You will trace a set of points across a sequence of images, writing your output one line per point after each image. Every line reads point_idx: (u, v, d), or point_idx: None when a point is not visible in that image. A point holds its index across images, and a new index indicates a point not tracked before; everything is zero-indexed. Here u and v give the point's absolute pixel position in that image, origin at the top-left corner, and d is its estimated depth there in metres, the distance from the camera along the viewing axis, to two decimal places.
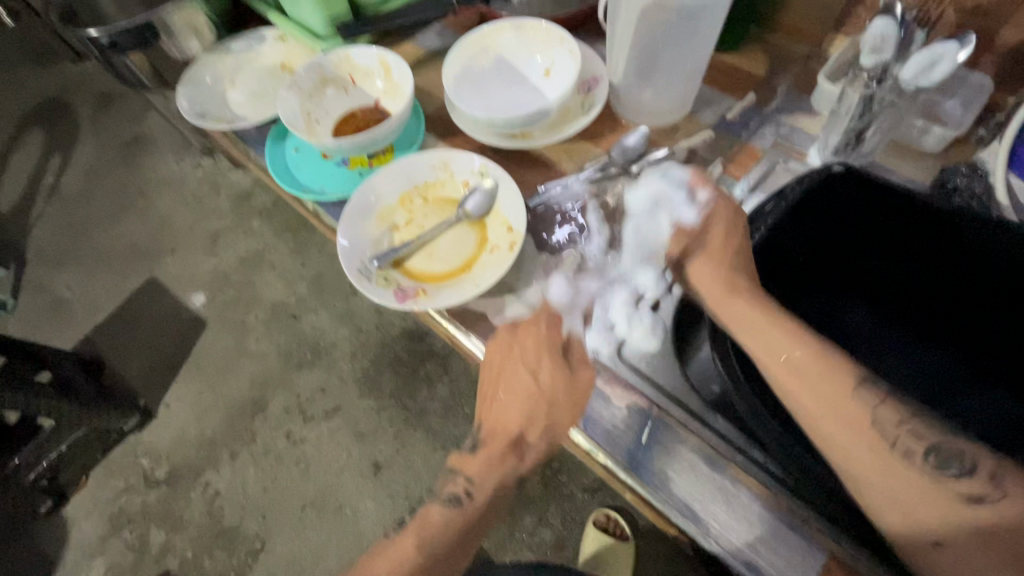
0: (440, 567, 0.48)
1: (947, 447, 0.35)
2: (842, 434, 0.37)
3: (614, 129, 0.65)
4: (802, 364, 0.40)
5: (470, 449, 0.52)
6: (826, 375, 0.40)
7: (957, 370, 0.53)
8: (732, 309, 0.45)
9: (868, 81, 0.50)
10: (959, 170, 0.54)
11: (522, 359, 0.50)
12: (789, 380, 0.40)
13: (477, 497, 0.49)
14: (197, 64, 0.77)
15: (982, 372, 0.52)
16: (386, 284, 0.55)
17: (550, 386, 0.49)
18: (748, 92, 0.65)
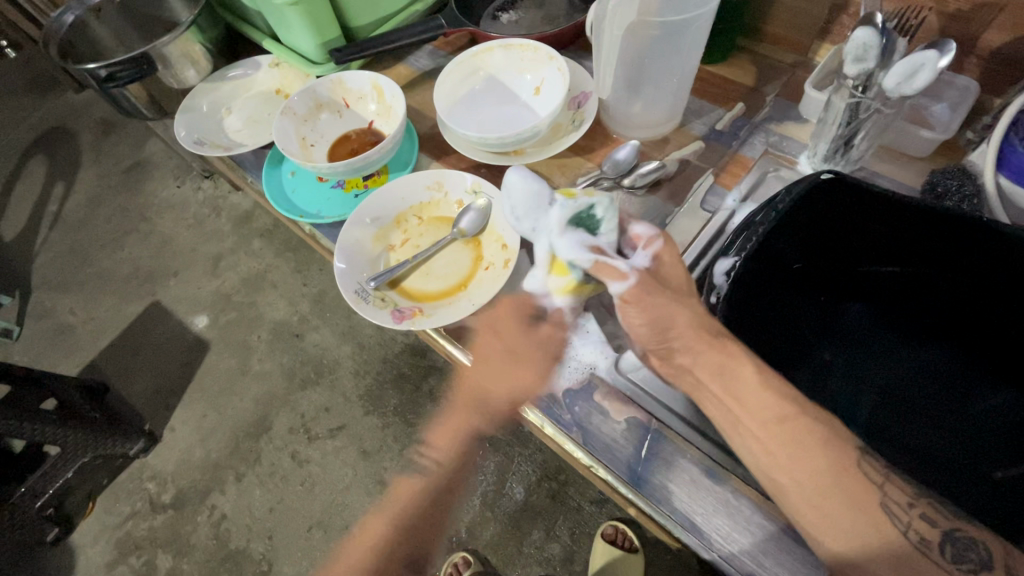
0: None
1: (955, 532, 0.37)
2: (842, 514, 0.38)
3: (606, 143, 0.65)
4: (792, 432, 0.41)
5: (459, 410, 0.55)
6: (819, 445, 0.40)
7: (964, 370, 0.52)
8: (709, 365, 0.44)
9: (854, 89, 0.51)
10: (948, 174, 0.54)
11: (494, 328, 0.55)
12: (771, 443, 0.41)
13: None
14: (194, 93, 0.78)
15: (987, 372, 0.52)
16: (383, 304, 0.55)
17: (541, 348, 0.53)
18: (736, 102, 0.66)
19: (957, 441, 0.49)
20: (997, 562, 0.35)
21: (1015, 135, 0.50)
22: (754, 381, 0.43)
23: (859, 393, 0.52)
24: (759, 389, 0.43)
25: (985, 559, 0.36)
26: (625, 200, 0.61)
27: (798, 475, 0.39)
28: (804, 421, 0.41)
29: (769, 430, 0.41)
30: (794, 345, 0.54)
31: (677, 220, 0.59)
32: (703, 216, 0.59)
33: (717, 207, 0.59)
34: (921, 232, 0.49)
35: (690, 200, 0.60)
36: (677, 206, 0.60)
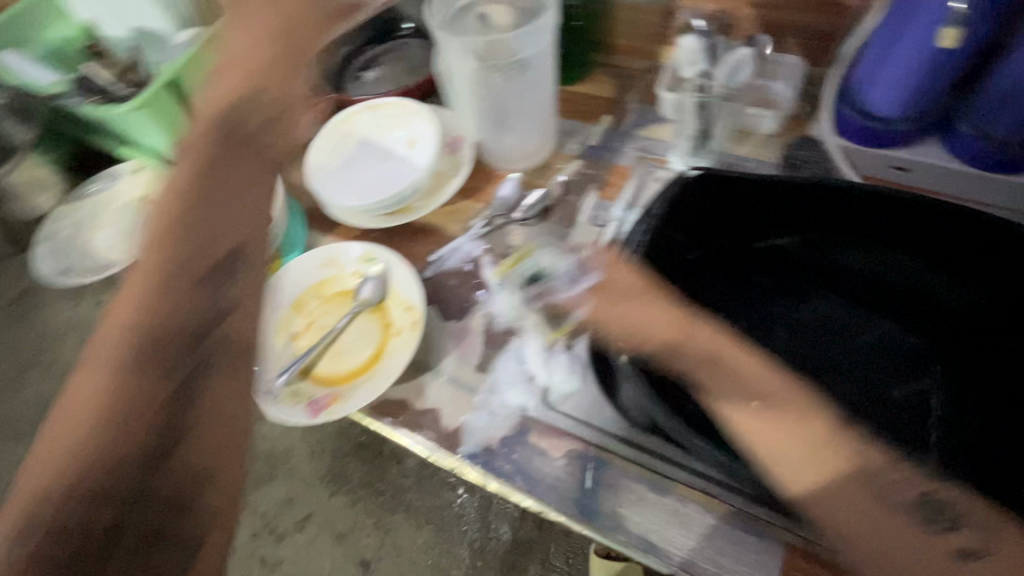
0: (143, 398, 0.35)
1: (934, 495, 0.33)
2: (821, 466, 0.34)
3: (490, 180, 0.66)
4: (779, 402, 0.37)
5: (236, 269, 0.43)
6: (799, 414, 0.36)
7: (861, 312, 0.53)
8: (693, 353, 0.39)
9: (697, 89, 0.55)
10: (798, 146, 0.60)
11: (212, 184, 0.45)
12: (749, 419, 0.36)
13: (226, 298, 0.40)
14: (55, 217, 0.74)
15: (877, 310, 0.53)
16: (296, 399, 0.53)
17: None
18: (602, 115, 0.69)
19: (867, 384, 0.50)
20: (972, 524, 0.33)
21: (846, 104, 0.54)
22: (732, 352, 0.39)
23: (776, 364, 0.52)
24: (752, 365, 0.38)
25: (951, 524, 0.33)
26: (519, 232, 0.62)
27: (783, 423, 0.36)
28: (779, 387, 0.37)
29: (767, 413, 0.36)
30: None
31: (571, 240, 0.60)
32: (594, 231, 0.61)
33: (606, 220, 0.61)
34: (792, 197, 0.53)
35: (580, 220, 0.61)
36: (570, 228, 0.61)
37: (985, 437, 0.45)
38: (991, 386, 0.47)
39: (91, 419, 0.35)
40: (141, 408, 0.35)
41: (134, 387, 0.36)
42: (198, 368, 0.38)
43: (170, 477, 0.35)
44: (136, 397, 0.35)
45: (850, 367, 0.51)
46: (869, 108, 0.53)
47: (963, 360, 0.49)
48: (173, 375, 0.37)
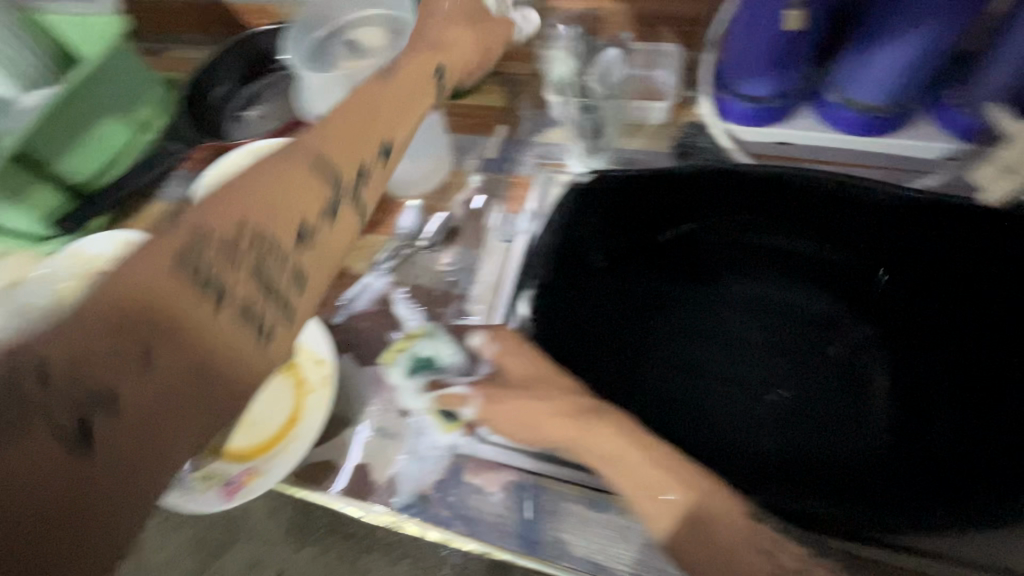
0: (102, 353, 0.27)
1: None
2: (702, 556, 0.36)
3: (391, 210, 0.63)
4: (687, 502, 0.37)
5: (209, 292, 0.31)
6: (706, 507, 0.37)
7: (784, 288, 0.56)
8: (603, 445, 0.40)
9: (571, 93, 0.57)
10: (688, 131, 0.60)
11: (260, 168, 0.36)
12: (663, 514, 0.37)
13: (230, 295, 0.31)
14: None
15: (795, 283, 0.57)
16: (208, 483, 0.48)
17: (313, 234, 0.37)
18: (498, 125, 0.67)
19: (799, 360, 0.54)
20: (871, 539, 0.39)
21: (723, 89, 0.55)
22: (635, 454, 0.39)
23: (710, 354, 0.55)
24: (655, 465, 0.38)
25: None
26: (427, 262, 0.60)
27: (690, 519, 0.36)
28: (679, 478, 0.37)
29: (656, 504, 0.37)
30: (634, 331, 0.55)
31: (481, 263, 0.59)
32: (502, 246, 0.59)
33: (513, 233, 0.59)
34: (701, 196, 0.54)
35: (487, 238, 0.60)
36: (478, 249, 0.59)
37: (898, 393, 0.51)
38: (901, 347, 0.53)
39: (143, 369, 0.28)
40: (75, 377, 0.27)
41: (91, 344, 0.27)
42: (208, 340, 0.30)
43: (113, 477, 0.27)
44: (107, 362, 0.27)
45: (781, 344, 0.55)
46: (744, 93, 0.54)
47: (878, 322, 0.54)
48: (40, 428, 0.26)
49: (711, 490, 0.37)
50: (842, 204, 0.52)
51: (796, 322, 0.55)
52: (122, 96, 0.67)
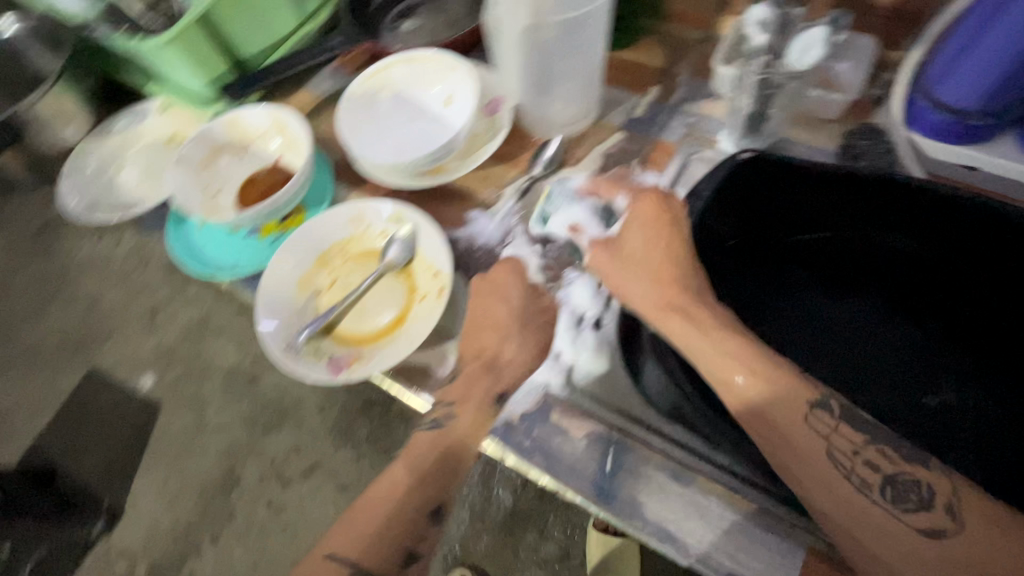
0: (430, 485, 0.51)
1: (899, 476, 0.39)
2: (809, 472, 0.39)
3: (526, 147, 0.63)
4: (764, 386, 0.42)
5: (446, 377, 0.52)
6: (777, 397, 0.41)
7: (898, 320, 0.54)
8: (678, 328, 0.46)
9: (759, 67, 0.51)
10: (860, 134, 0.56)
11: (495, 293, 0.53)
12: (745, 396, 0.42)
13: (461, 416, 0.51)
14: (79, 151, 0.72)
15: (911, 317, 0.54)
16: (317, 356, 0.52)
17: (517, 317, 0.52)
18: (651, 87, 0.65)
19: (895, 394, 0.51)
20: (938, 504, 0.37)
21: (920, 93, 0.50)
22: (717, 335, 0.45)
23: (804, 359, 0.54)
24: (737, 346, 0.44)
25: (925, 499, 0.38)
26: None
27: (771, 405, 0.41)
28: (751, 364, 0.43)
29: (752, 392, 0.42)
30: (734, 319, 0.55)
31: None
32: None
33: None
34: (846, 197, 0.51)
35: None
36: None
37: (987, 450, 0.48)
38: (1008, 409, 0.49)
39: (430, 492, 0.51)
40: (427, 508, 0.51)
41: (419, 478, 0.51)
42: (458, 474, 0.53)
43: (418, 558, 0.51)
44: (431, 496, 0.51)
45: (880, 373, 0.52)
46: (947, 102, 0.48)
47: (991, 384, 0.50)
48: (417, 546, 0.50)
49: (775, 378, 0.42)
50: (997, 247, 0.47)
51: (905, 356, 0.53)
52: None
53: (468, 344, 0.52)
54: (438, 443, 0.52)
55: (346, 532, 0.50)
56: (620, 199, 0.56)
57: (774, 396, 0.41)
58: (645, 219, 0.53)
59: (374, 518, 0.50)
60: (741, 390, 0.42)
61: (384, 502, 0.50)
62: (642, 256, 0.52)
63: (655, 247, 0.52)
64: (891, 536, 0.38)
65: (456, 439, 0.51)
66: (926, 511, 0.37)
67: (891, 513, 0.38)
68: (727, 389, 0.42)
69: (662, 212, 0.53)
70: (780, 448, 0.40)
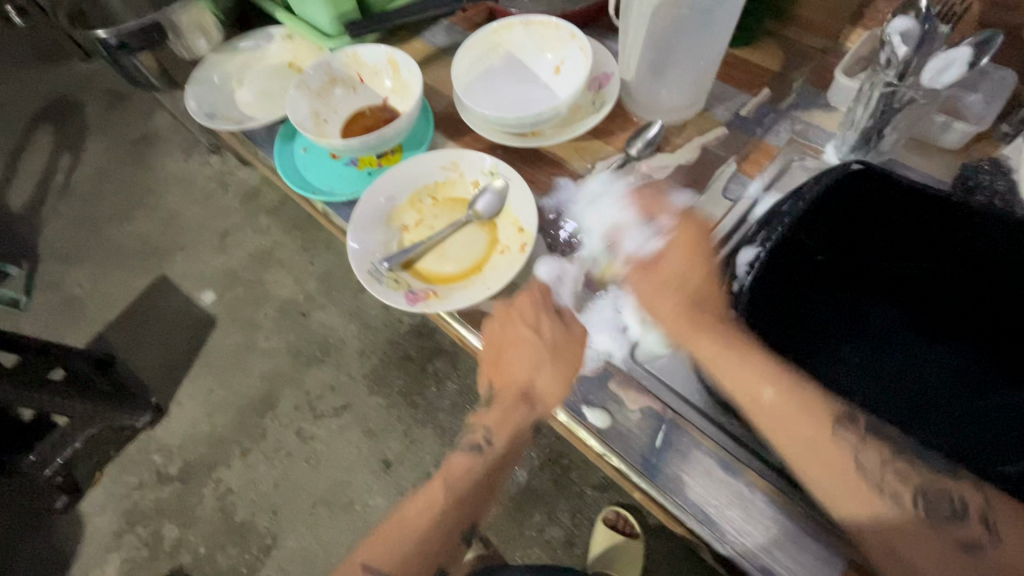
0: (466, 509, 0.52)
1: (930, 490, 0.39)
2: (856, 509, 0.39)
3: (626, 127, 0.64)
4: (794, 413, 0.42)
5: (486, 402, 0.54)
6: (801, 412, 0.42)
7: (992, 378, 0.49)
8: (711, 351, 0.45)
9: (891, 78, 0.49)
10: (979, 167, 0.53)
11: (523, 324, 0.52)
12: (784, 425, 0.41)
13: (496, 442, 0.52)
14: (206, 64, 0.77)
15: (1008, 380, 0.49)
16: (397, 286, 0.54)
17: (551, 351, 0.51)
18: (762, 88, 0.64)
19: (982, 444, 0.45)
20: (975, 517, 0.38)
21: None
22: (755, 358, 0.44)
23: (881, 392, 0.49)
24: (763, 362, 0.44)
25: (960, 512, 0.38)
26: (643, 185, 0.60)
27: (805, 426, 0.41)
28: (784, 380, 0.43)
29: (796, 423, 0.41)
30: (811, 341, 0.51)
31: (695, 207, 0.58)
32: (725, 204, 0.58)
33: (739, 195, 0.58)
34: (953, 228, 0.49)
35: (711, 187, 0.59)
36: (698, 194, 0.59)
37: None
38: None
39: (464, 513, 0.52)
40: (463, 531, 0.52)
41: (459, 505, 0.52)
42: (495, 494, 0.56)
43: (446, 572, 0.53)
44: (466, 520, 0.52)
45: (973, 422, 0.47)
46: None
47: None
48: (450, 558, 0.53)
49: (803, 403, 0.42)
50: None
51: (997, 417, 0.47)
52: None
53: (503, 376, 0.53)
54: (477, 467, 0.52)
55: (384, 540, 0.51)
56: (662, 218, 0.55)
57: (802, 416, 0.41)
58: (686, 243, 0.51)
59: (406, 539, 0.50)
60: (769, 404, 0.42)
61: (418, 522, 0.51)
62: (681, 282, 0.49)
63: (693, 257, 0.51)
64: (924, 542, 0.37)
65: (495, 461, 0.52)
66: (964, 523, 0.37)
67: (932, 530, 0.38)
68: (756, 404, 0.42)
69: (695, 239, 0.51)
70: (816, 464, 0.40)
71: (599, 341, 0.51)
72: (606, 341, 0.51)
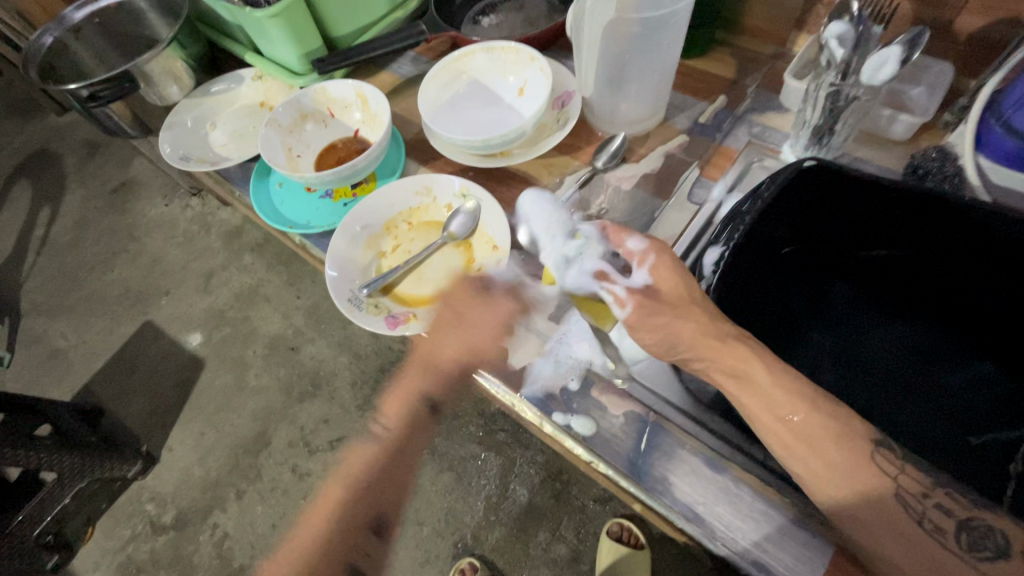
0: None
1: (972, 521, 0.35)
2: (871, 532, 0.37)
3: (591, 141, 0.66)
4: (807, 427, 0.38)
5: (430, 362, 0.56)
6: (832, 434, 0.38)
7: (953, 350, 0.54)
8: (720, 368, 0.42)
9: (833, 78, 0.51)
10: (929, 155, 0.56)
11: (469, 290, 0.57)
12: (788, 442, 0.38)
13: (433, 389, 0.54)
14: (178, 108, 0.78)
15: (964, 349, 0.54)
16: (377, 311, 0.55)
17: (485, 318, 0.55)
18: (718, 95, 0.67)
19: (948, 417, 0.50)
20: (1016, 551, 0.34)
21: (992, 116, 0.50)
22: (762, 373, 0.40)
23: (855, 375, 0.54)
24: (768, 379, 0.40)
25: (1004, 548, 0.34)
26: (611, 197, 0.62)
27: (828, 442, 0.38)
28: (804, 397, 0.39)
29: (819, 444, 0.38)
30: (785, 330, 0.56)
31: (663, 214, 0.60)
32: (691, 208, 0.60)
33: (704, 199, 0.60)
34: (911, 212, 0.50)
35: (677, 193, 0.61)
36: (665, 201, 0.61)
37: None
38: None
39: None
40: None
41: None
42: None
43: None
44: None
45: (935, 395, 0.52)
46: (1019, 126, 0.48)
47: None
48: None
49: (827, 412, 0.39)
50: None
51: (959, 389, 0.52)
52: None
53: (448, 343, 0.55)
54: None
55: None
56: (631, 241, 0.47)
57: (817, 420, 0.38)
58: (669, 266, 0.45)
59: None
60: (788, 414, 0.39)
61: None
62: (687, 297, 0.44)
63: (682, 293, 0.44)
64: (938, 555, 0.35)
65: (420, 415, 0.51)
66: (1007, 560, 0.34)
67: (963, 559, 0.34)
68: (748, 384, 0.40)
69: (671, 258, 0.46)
70: (836, 481, 0.37)
71: (578, 354, 0.52)
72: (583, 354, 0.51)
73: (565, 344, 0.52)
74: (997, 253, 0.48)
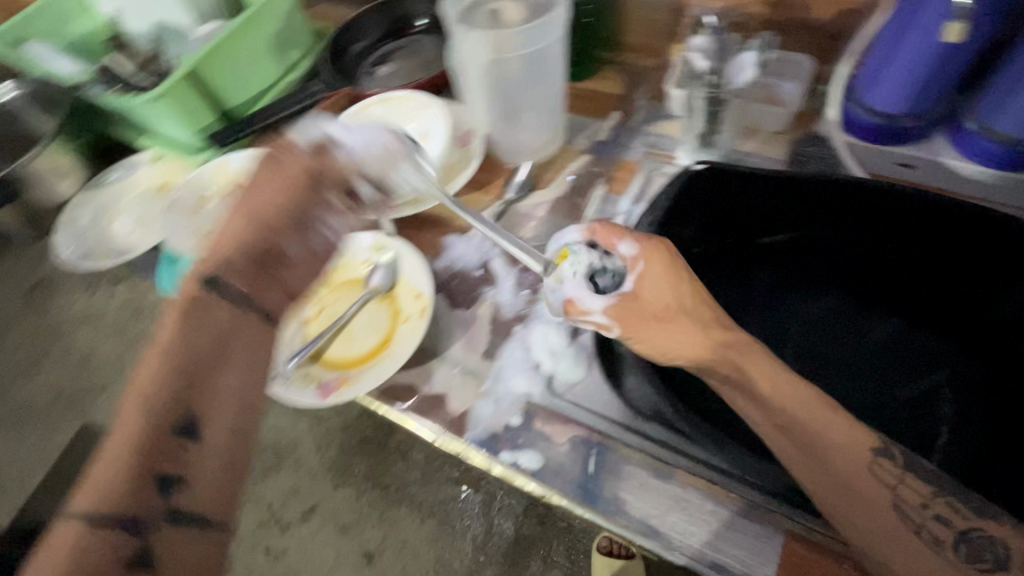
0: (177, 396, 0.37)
1: (973, 533, 0.36)
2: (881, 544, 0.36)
3: (499, 174, 0.67)
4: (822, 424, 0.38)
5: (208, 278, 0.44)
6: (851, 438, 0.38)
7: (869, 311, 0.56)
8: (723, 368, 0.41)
9: (706, 85, 0.54)
10: (805, 142, 0.60)
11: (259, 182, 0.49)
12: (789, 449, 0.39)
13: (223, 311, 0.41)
14: (75, 205, 0.75)
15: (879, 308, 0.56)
16: (306, 382, 0.54)
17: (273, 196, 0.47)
18: (612, 112, 0.70)
19: (874, 382, 0.53)
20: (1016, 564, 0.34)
21: (854, 102, 0.55)
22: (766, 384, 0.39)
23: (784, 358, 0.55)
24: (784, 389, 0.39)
25: (1002, 558, 0.34)
26: (527, 225, 0.63)
27: (835, 441, 0.38)
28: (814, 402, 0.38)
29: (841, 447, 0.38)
30: None
31: None
32: None
33: (614, 214, 0.62)
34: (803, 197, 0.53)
35: (588, 213, 0.62)
36: (578, 221, 0.62)
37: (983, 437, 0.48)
38: (997, 396, 0.50)
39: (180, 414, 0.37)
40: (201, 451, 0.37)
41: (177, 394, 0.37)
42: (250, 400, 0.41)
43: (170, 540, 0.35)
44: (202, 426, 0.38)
45: (861, 363, 0.54)
46: (876, 107, 0.53)
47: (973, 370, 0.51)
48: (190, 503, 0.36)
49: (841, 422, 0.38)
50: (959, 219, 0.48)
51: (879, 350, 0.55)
52: (281, 32, 0.74)
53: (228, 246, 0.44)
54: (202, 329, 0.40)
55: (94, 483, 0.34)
56: (622, 246, 0.45)
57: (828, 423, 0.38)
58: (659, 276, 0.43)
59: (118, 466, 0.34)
60: (800, 418, 0.38)
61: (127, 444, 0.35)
62: (673, 309, 0.42)
63: (669, 302, 0.42)
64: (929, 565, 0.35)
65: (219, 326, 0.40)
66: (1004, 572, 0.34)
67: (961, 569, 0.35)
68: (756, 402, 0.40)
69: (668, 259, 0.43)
70: (841, 487, 0.37)
71: (513, 388, 0.52)
72: (518, 388, 0.52)
73: (501, 381, 0.53)
74: (893, 219, 0.51)
